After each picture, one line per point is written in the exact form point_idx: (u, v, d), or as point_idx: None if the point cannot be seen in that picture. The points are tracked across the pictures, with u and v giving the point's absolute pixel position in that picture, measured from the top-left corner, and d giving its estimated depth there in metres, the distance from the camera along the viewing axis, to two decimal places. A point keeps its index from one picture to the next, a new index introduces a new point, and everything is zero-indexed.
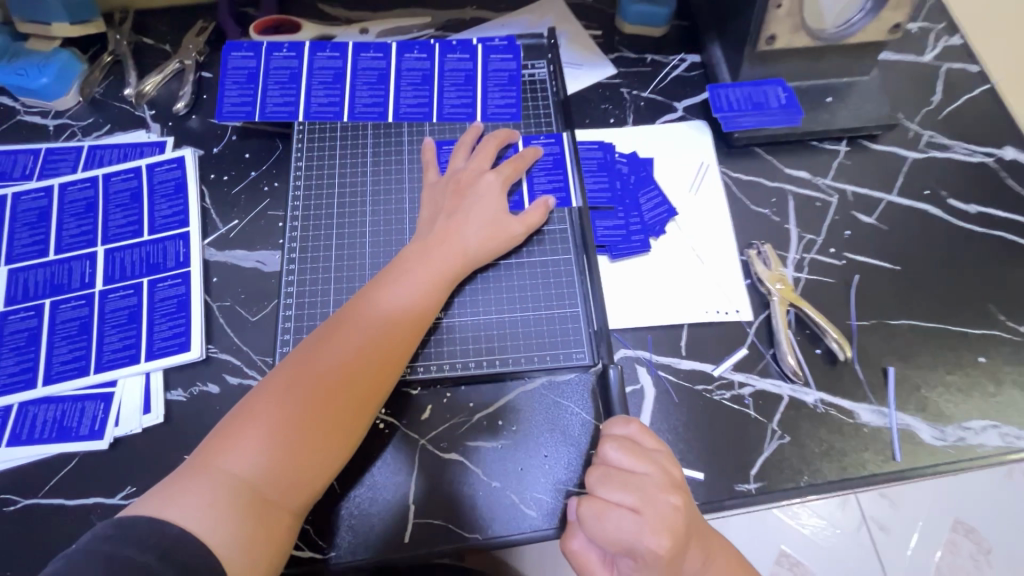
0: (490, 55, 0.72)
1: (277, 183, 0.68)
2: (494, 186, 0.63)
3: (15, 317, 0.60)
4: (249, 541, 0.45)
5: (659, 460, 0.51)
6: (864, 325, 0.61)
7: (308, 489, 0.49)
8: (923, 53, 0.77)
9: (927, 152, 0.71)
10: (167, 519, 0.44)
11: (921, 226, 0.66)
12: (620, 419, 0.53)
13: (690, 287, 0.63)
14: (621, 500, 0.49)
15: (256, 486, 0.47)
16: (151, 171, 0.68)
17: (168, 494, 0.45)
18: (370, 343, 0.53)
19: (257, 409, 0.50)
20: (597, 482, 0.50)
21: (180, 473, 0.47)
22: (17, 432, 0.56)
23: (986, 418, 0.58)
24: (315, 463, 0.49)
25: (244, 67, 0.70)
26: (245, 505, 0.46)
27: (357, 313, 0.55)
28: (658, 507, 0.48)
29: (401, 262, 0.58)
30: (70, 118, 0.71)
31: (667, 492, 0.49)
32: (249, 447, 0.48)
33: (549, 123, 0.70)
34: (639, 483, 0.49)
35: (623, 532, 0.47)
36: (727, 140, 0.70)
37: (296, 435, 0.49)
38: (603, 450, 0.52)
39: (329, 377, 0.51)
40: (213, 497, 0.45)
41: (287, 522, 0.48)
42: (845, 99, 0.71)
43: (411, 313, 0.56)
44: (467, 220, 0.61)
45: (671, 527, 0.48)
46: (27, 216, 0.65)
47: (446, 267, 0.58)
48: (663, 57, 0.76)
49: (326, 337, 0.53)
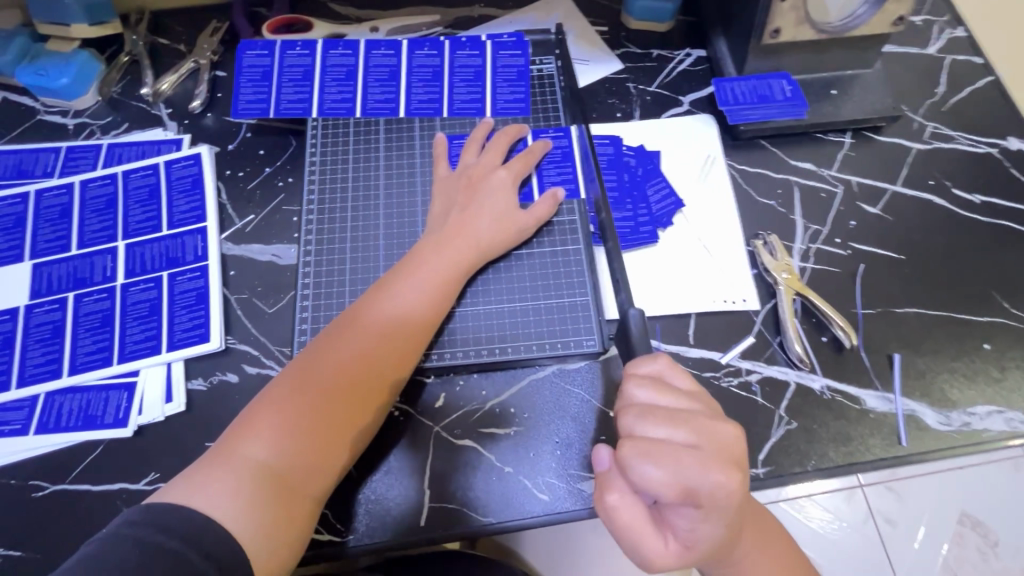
0: (499, 51, 0.74)
1: (291, 178, 0.70)
2: (506, 181, 0.65)
3: (40, 310, 0.62)
4: (270, 525, 0.47)
5: (695, 397, 0.48)
6: (870, 313, 0.62)
7: (325, 475, 0.51)
8: (927, 45, 0.77)
9: (932, 143, 0.71)
10: (192, 505, 0.46)
11: (925, 216, 0.67)
12: (646, 357, 0.51)
13: (697, 277, 0.64)
14: (672, 436, 0.45)
15: (275, 473, 0.49)
16: (169, 168, 0.69)
17: (193, 481, 0.47)
18: (384, 336, 0.55)
19: (276, 399, 0.51)
20: (638, 421, 0.46)
21: (203, 461, 0.49)
22: (45, 420, 0.57)
23: (991, 403, 0.59)
24: (332, 450, 0.51)
25: (259, 65, 0.71)
26: (266, 491, 0.48)
27: (371, 307, 0.56)
28: (713, 440, 0.45)
29: (412, 257, 0.60)
30: (89, 117, 0.73)
31: (717, 423, 0.46)
32: (269, 436, 0.50)
33: (558, 118, 0.71)
34: (686, 416, 0.46)
35: (685, 471, 0.43)
36: (733, 132, 0.71)
37: (313, 425, 0.51)
38: (630, 391, 0.49)
39: (344, 369, 0.53)
40: (235, 484, 0.47)
41: (307, 508, 0.50)
42: (849, 91, 0.72)
43: (424, 305, 0.57)
44: (478, 214, 0.62)
45: (730, 458, 0.45)
46: (49, 212, 0.67)
47: (458, 260, 0.60)
48: (669, 52, 0.77)
49: (341, 330, 0.55)
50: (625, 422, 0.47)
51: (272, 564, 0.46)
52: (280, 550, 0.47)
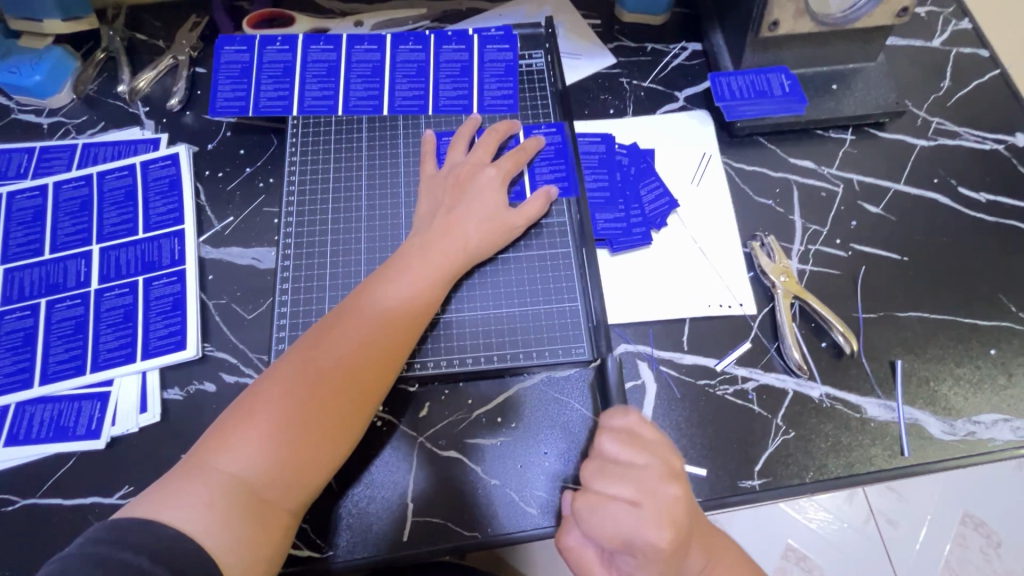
0: (486, 46, 0.71)
1: (272, 179, 0.67)
2: (494, 181, 0.62)
3: (11, 317, 0.60)
4: (245, 541, 0.44)
5: (659, 451, 0.48)
6: (871, 317, 0.60)
7: (305, 488, 0.48)
8: (932, 37, 0.75)
9: (936, 139, 0.69)
10: (161, 520, 0.43)
11: (930, 216, 0.65)
12: (619, 410, 0.50)
13: (692, 281, 0.62)
14: (617, 493, 0.46)
15: (253, 485, 0.46)
16: (145, 169, 0.67)
17: (163, 495, 0.45)
18: (369, 340, 0.53)
19: (253, 408, 0.49)
20: (591, 473, 0.47)
21: (175, 472, 0.46)
22: (15, 432, 0.55)
23: (997, 412, 0.57)
24: (312, 461, 0.48)
25: (237, 61, 0.69)
26: (240, 505, 0.45)
27: (354, 312, 0.54)
28: (657, 499, 0.45)
29: (399, 258, 0.58)
30: (65, 116, 0.71)
31: (666, 482, 0.46)
32: (244, 447, 0.47)
33: (548, 114, 0.69)
34: (637, 474, 0.46)
35: (621, 526, 0.44)
36: (730, 129, 0.69)
37: (293, 434, 0.48)
38: (597, 441, 0.49)
39: (328, 375, 0.50)
40: (208, 498, 0.44)
41: (284, 522, 0.47)
42: (851, 86, 0.69)
43: (409, 311, 0.55)
44: (465, 215, 0.59)
45: (673, 518, 0.45)
46: (22, 215, 0.65)
47: (444, 262, 0.57)
48: (663, 45, 0.74)
49: (322, 336, 0.52)
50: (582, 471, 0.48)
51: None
52: (256, 565, 0.45)
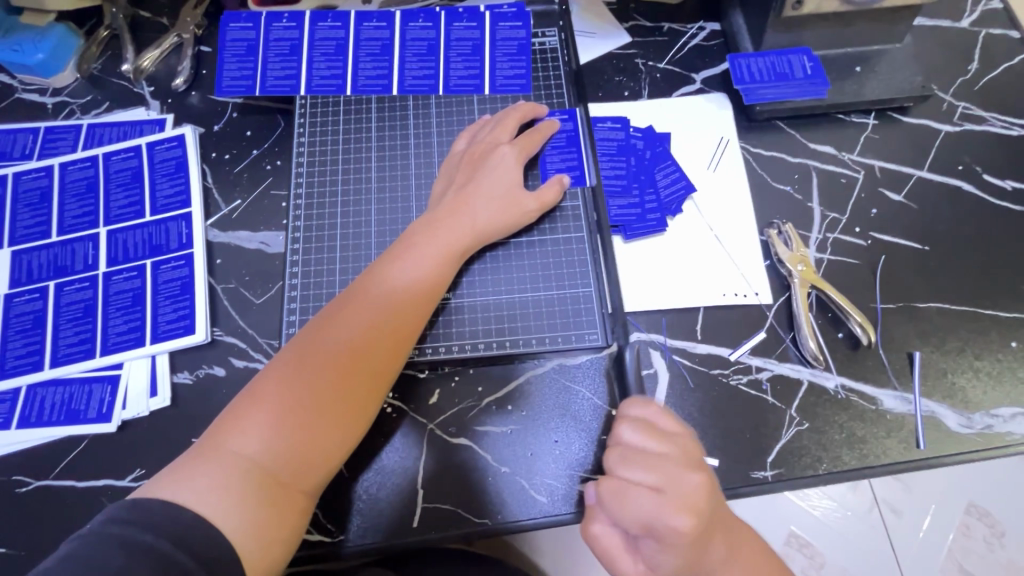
0: (498, 23, 0.69)
1: (280, 161, 0.66)
2: (509, 160, 0.60)
3: (19, 300, 0.60)
4: (263, 524, 0.44)
5: (680, 442, 0.47)
6: (890, 308, 0.59)
7: (320, 471, 0.48)
8: (960, 18, 0.72)
9: (962, 125, 0.67)
10: (180, 502, 0.42)
11: (952, 204, 0.63)
12: (639, 400, 0.50)
13: (705, 269, 0.60)
14: (641, 480, 0.45)
15: (269, 467, 0.46)
16: (151, 150, 0.66)
17: (181, 476, 0.44)
18: (381, 323, 0.52)
19: (266, 390, 0.48)
20: (614, 460, 0.47)
21: (189, 454, 0.46)
22: (27, 414, 0.56)
23: (1016, 405, 0.56)
24: (326, 443, 0.48)
25: (243, 39, 0.68)
26: (257, 488, 0.44)
27: (360, 294, 0.53)
28: (684, 486, 0.45)
29: (407, 238, 0.57)
30: (69, 95, 0.70)
31: (690, 470, 0.46)
32: (258, 429, 0.46)
33: (561, 96, 0.67)
34: (659, 462, 0.46)
35: (646, 513, 0.44)
36: (748, 113, 0.67)
37: (307, 417, 0.47)
38: (618, 431, 0.48)
39: (340, 358, 0.50)
40: (226, 480, 0.44)
41: (300, 504, 0.47)
42: (875, 68, 0.67)
43: (416, 293, 0.54)
44: (475, 194, 0.58)
45: (695, 506, 0.44)
46: (28, 197, 0.64)
47: (453, 243, 0.56)
48: (680, 25, 0.72)
49: (333, 314, 0.52)
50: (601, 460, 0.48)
51: (263, 563, 0.44)
52: (272, 548, 0.44)
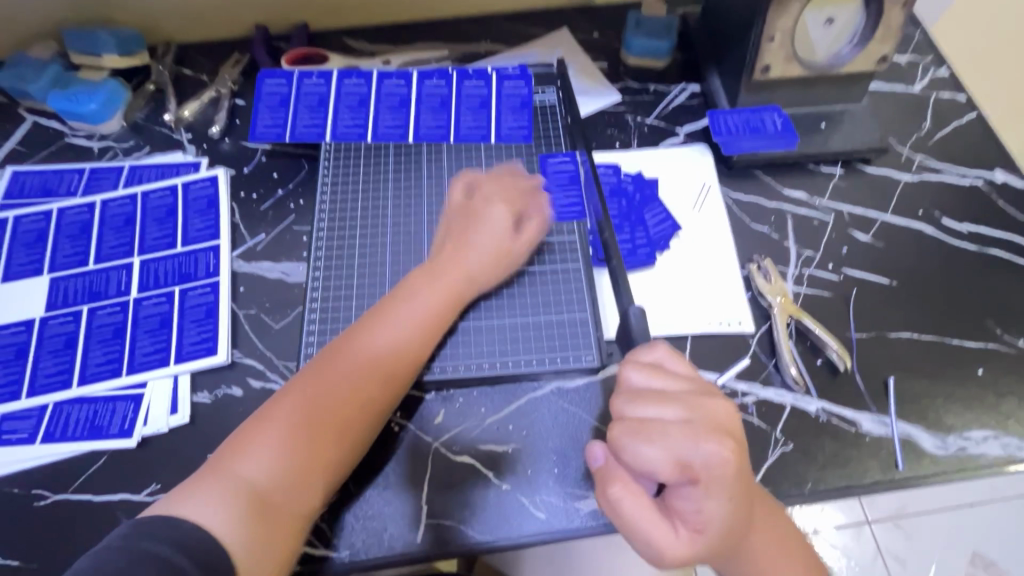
0: (504, 82, 0.78)
1: (303, 200, 0.73)
2: (504, 214, 0.65)
3: (54, 322, 0.64)
4: (256, 545, 0.47)
5: (685, 376, 0.50)
6: (864, 337, 0.64)
7: (316, 497, 0.51)
8: (912, 83, 0.81)
9: (920, 174, 0.74)
10: (185, 521, 0.46)
11: (915, 244, 0.69)
12: (647, 346, 0.53)
13: (693, 301, 0.65)
14: (662, 413, 0.47)
15: (269, 491, 0.49)
16: (186, 189, 0.72)
17: (188, 496, 0.47)
18: (378, 363, 0.55)
19: (272, 418, 0.51)
20: (628, 403, 0.48)
21: (198, 473, 0.49)
22: (52, 430, 0.59)
23: (987, 428, 0.59)
24: (323, 472, 0.51)
25: (278, 93, 0.76)
26: (255, 511, 0.48)
27: (361, 332, 0.57)
28: (705, 411, 0.47)
29: (409, 281, 0.61)
30: (113, 140, 0.77)
31: (707, 396, 0.49)
32: (258, 453, 0.50)
33: (559, 144, 0.75)
34: (674, 394, 0.48)
35: (678, 445, 0.45)
36: (727, 162, 0.74)
37: (307, 445, 0.51)
38: (625, 375, 0.50)
39: (340, 393, 0.53)
40: (226, 502, 0.47)
41: (297, 529, 0.50)
42: (839, 124, 0.75)
43: (415, 333, 0.58)
44: (472, 243, 0.63)
45: (718, 420, 0.47)
46: (70, 229, 0.70)
47: (449, 287, 0.60)
48: (665, 86, 0.81)
49: (337, 352, 0.55)
50: (616, 406, 0.49)
51: None
52: (266, 573, 0.47)
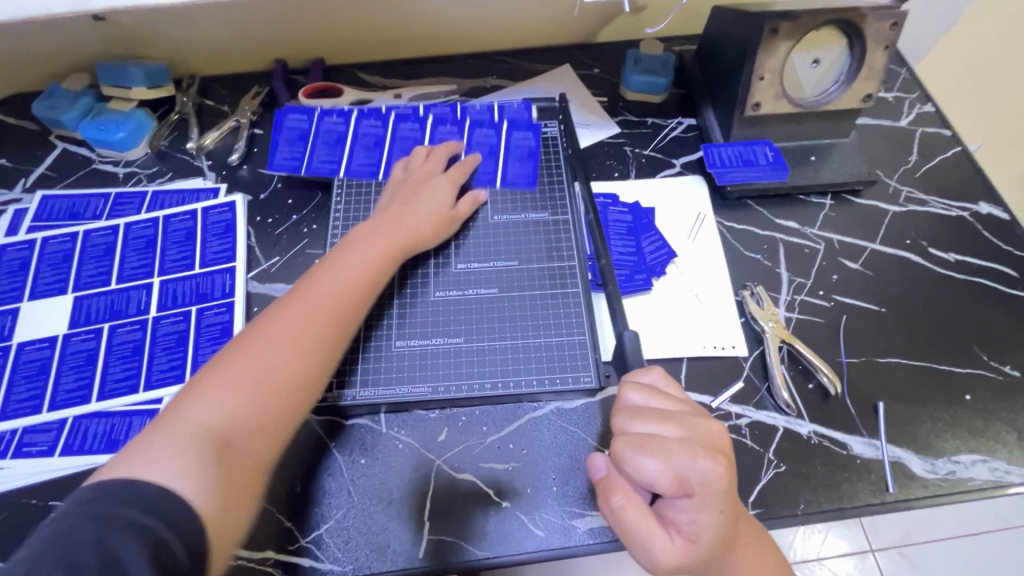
0: (514, 133, 0.80)
1: (316, 226, 0.76)
2: (444, 187, 0.71)
3: (76, 339, 0.67)
4: (216, 491, 0.44)
5: (682, 399, 0.52)
6: (854, 362, 0.66)
7: (272, 438, 0.50)
8: (899, 119, 0.85)
9: (907, 206, 0.77)
10: (137, 478, 0.42)
11: (903, 272, 0.72)
12: (644, 369, 0.55)
13: (688, 325, 0.68)
14: (661, 430, 0.49)
15: (226, 433, 0.48)
16: (205, 213, 0.76)
17: (135, 456, 0.44)
18: (327, 306, 0.57)
19: (223, 370, 0.51)
20: (629, 419, 0.50)
21: (141, 437, 0.46)
22: (70, 443, 0.61)
23: (975, 453, 0.61)
24: (279, 408, 0.51)
25: (297, 128, 0.80)
26: (212, 451, 0.46)
27: (308, 286, 0.59)
28: (700, 431, 0.49)
29: (350, 242, 0.64)
30: (138, 167, 0.82)
31: (702, 417, 0.51)
32: (214, 397, 0.49)
33: (560, 174, 0.78)
34: (672, 413, 0.50)
35: (676, 460, 0.46)
36: (721, 193, 0.78)
37: (261, 388, 0.51)
38: (625, 395, 0.52)
39: (289, 333, 0.54)
40: (182, 450, 0.45)
41: (254, 474, 0.48)
42: (827, 157, 0.78)
43: (364, 278, 0.61)
44: (413, 206, 0.68)
45: (712, 440, 0.49)
46: (95, 251, 0.73)
47: (390, 242, 0.65)
48: (662, 120, 0.85)
49: (284, 304, 0.57)
50: (618, 422, 0.50)
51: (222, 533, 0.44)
52: (229, 512, 0.45)
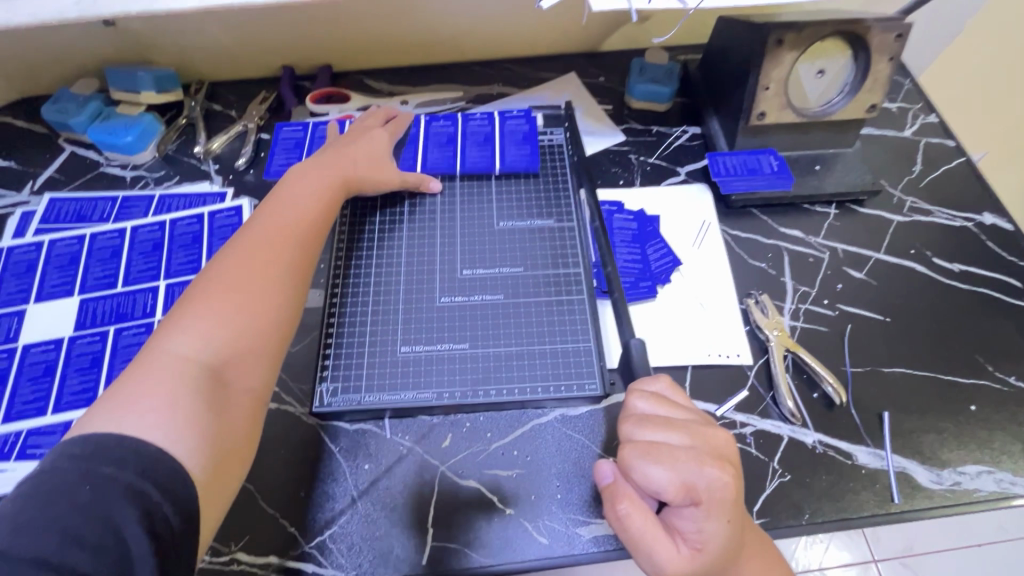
0: (506, 120, 0.83)
1: None
2: (383, 134, 0.75)
3: (81, 341, 0.67)
4: (205, 423, 0.45)
5: (690, 409, 0.52)
6: (858, 371, 0.66)
7: (255, 362, 0.51)
8: (902, 129, 0.85)
9: (911, 216, 0.77)
10: (125, 426, 0.41)
11: (908, 282, 0.72)
12: (649, 377, 0.55)
13: (693, 333, 0.68)
14: (668, 439, 0.49)
15: (207, 364, 0.48)
16: (212, 217, 0.77)
17: (119, 404, 0.43)
18: (280, 236, 0.58)
19: (188, 312, 0.50)
20: (636, 427, 0.50)
21: (117, 387, 0.45)
22: None
23: (980, 464, 0.61)
24: (258, 333, 0.52)
25: (293, 137, 0.81)
26: (198, 383, 0.46)
27: (261, 224, 0.59)
28: (708, 439, 0.49)
29: (295, 181, 0.66)
30: (145, 170, 0.82)
31: (709, 426, 0.50)
32: (187, 330, 0.49)
33: (566, 182, 0.78)
34: (680, 422, 0.50)
35: (684, 469, 0.46)
36: (726, 201, 0.78)
37: (233, 312, 0.51)
38: (632, 403, 0.52)
39: (248, 264, 0.55)
40: (167, 388, 0.45)
41: (245, 405, 0.49)
42: (832, 167, 0.79)
43: (318, 212, 0.63)
44: (356, 149, 0.71)
45: (719, 449, 0.49)
46: (101, 253, 0.74)
47: (333, 180, 0.67)
48: (666, 128, 0.86)
49: (238, 245, 0.57)
50: (625, 430, 0.50)
51: (218, 462, 0.45)
52: (222, 441, 0.46)
